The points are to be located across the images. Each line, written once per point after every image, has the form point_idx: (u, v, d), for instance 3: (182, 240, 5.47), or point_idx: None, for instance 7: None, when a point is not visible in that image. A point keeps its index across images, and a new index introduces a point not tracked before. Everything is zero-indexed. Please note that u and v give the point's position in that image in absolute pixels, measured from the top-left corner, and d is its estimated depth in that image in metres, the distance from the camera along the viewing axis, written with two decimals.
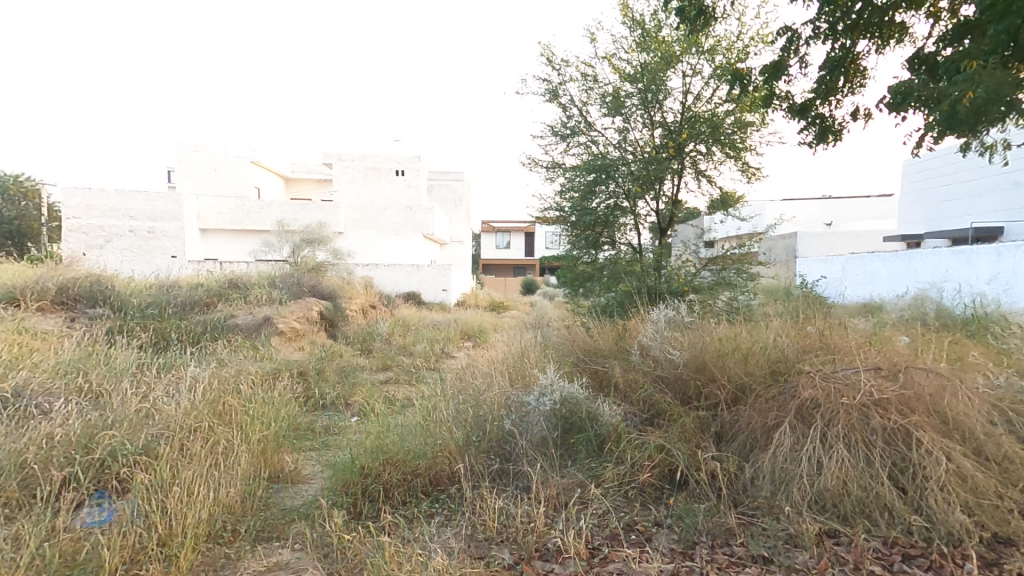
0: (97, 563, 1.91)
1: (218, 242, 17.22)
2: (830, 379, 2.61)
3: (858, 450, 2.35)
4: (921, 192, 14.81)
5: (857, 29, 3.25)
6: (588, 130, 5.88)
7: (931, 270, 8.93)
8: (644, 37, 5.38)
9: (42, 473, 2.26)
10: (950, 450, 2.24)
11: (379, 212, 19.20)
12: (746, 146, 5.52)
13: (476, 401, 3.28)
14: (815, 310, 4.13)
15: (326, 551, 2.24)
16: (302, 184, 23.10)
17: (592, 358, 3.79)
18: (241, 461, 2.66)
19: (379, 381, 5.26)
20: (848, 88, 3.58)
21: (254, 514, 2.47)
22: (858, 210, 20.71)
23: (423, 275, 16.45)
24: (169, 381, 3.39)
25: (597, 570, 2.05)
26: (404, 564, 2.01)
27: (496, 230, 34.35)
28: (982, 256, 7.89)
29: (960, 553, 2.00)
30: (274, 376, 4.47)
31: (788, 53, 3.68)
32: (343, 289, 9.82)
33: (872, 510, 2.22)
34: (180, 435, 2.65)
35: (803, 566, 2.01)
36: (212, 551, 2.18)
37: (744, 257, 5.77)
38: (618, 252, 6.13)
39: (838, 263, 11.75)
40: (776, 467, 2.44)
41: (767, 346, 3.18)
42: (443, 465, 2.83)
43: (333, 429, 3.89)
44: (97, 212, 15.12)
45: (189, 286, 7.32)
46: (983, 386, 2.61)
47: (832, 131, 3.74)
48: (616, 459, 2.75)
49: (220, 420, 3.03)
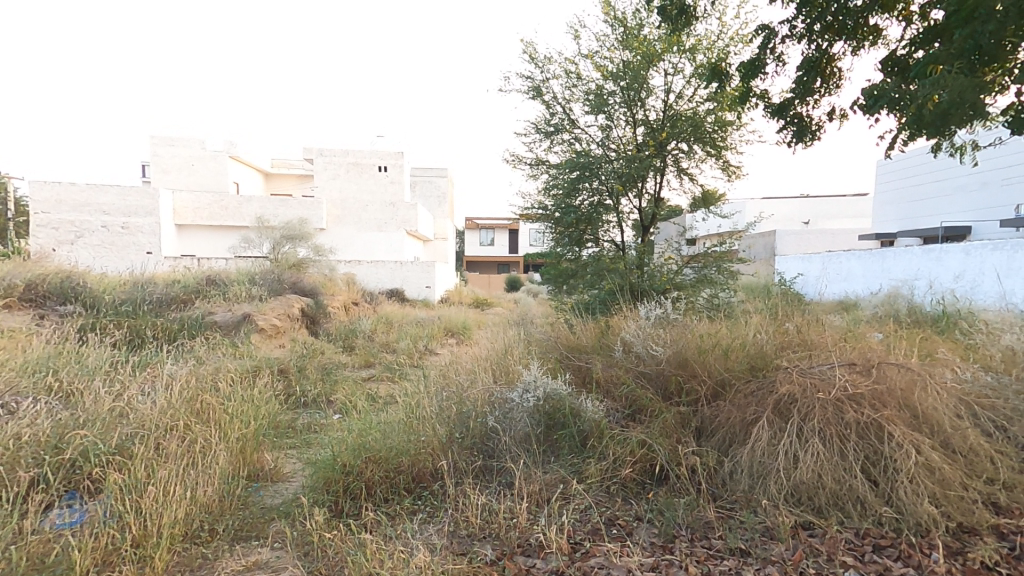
0: (68, 566, 1.88)
1: (195, 237, 16.93)
2: (806, 375, 2.66)
3: (833, 444, 2.40)
4: (895, 192, 15.09)
5: (833, 30, 3.30)
6: (572, 127, 5.89)
7: (903, 268, 9.14)
8: (626, 35, 5.40)
9: (9, 474, 2.20)
10: (920, 443, 2.30)
11: (362, 208, 19.05)
12: (726, 145, 5.57)
13: (459, 398, 3.28)
14: (793, 307, 4.21)
15: (307, 550, 2.23)
16: (283, 178, 22.83)
17: (575, 355, 3.81)
18: (219, 459, 2.62)
19: (361, 378, 5.25)
20: (825, 88, 3.63)
21: (233, 513, 2.43)
22: (836, 208, 21.07)
23: (407, 272, 16.36)
24: (145, 379, 3.33)
25: (579, 564, 2.06)
26: (385, 562, 2.01)
27: (480, 227, 34.22)
28: (951, 255, 8.09)
29: (927, 543, 2.06)
30: (254, 373, 4.42)
31: (766, 53, 3.72)
32: (325, 285, 9.72)
33: (846, 502, 2.27)
34: (156, 435, 2.60)
35: (778, 557, 2.04)
36: (189, 551, 2.16)
37: (725, 255, 5.82)
38: (601, 249, 6.17)
39: (817, 261, 11.91)
40: (754, 461, 2.48)
41: (746, 342, 3.23)
42: (426, 462, 2.83)
43: (314, 426, 3.86)
44: (68, 206, 14.68)
45: (165, 283, 7.19)
46: (951, 380, 2.68)
47: (809, 131, 3.80)
48: (598, 454, 2.78)
49: (197, 419, 2.98)
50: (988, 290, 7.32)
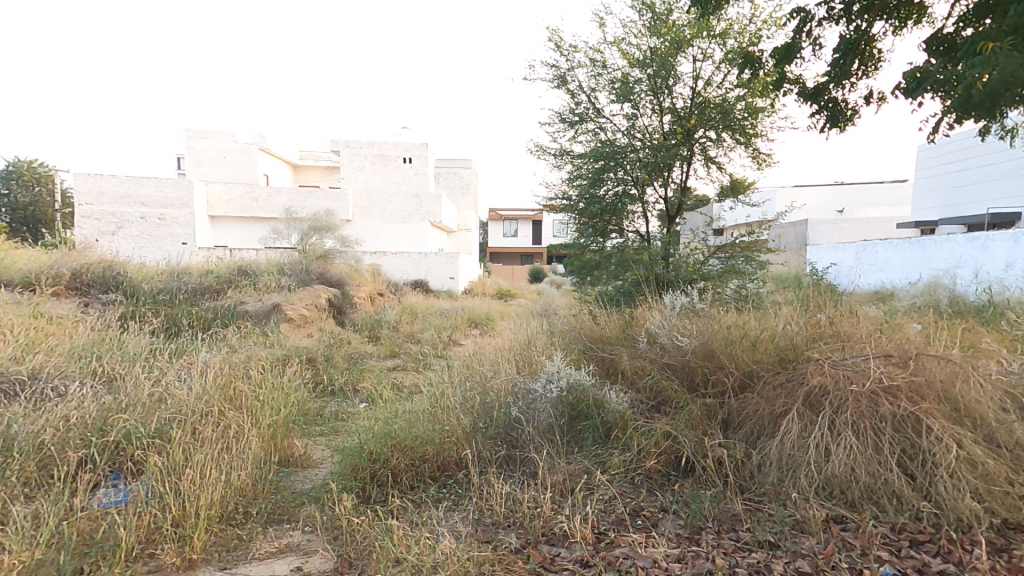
0: (114, 542, 1.95)
1: (226, 229, 17.33)
2: (839, 366, 2.59)
3: (866, 437, 2.34)
4: (936, 178, 14.55)
5: (873, 10, 3.18)
6: (597, 117, 5.82)
7: (946, 257, 8.84)
8: (654, 21, 5.29)
9: (59, 453, 2.30)
10: (960, 436, 2.23)
11: (387, 200, 19.24)
12: (756, 132, 5.44)
13: (483, 388, 3.29)
14: (825, 298, 4.10)
15: (336, 534, 2.28)
16: (310, 171, 23.13)
17: (598, 346, 3.78)
18: (251, 444, 2.68)
19: (387, 368, 5.32)
20: (862, 71, 3.51)
21: (265, 497, 2.50)
22: (870, 197, 20.48)
23: (431, 263, 16.48)
24: (181, 366, 3.43)
25: (604, 554, 2.06)
26: (413, 547, 2.04)
27: (503, 219, 34.17)
28: (999, 242, 7.78)
29: (969, 539, 2.00)
30: (284, 361, 4.52)
31: (801, 36, 3.61)
32: (351, 276, 9.86)
33: (881, 496, 2.22)
34: (193, 419, 2.68)
35: (809, 551, 2.01)
36: (225, 532, 2.22)
37: (753, 245, 5.70)
38: (626, 240, 6.13)
39: (851, 251, 11.61)
40: (783, 454, 2.45)
41: (775, 333, 3.16)
42: (451, 452, 2.86)
43: (341, 415, 3.92)
44: (109, 198, 15.16)
45: (199, 273, 7.39)
46: (996, 372, 2.58)
47: (844, 117, 3.70)
48: (622, 446, 2.77)
49: (230, 405, 3.06)
50: None
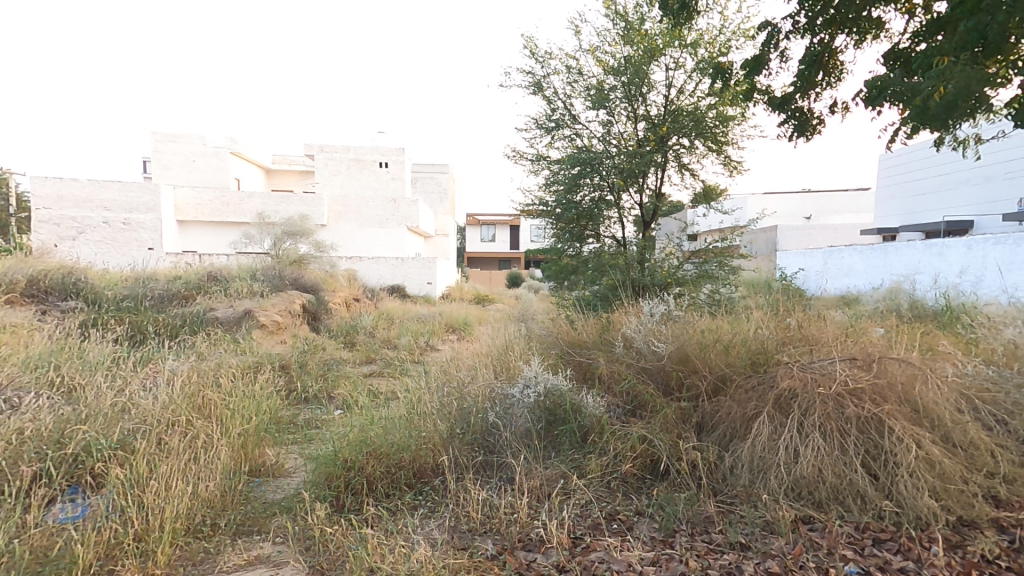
0: (70, 560, 1.89)
1: (196, 234, 16.96)
2: (807, 369, 2.65)
3: (833, 438, 2.40)
4: (897, 186, 15.03)
5: (835, 23, 3.27)
6: (572, 123, 5.88)
7: (907, 263, 9.13)
8: (627, 30, 5.37)
9: (11, 467, 2.22)
10: (920, 437, 2.30)
11: (363, 205, 19.10)
12: (727, 140, 5.54)
13: (460, 394, 3.27)
14: (794, 302, 4.19)
15: (308, 544, 2.24)
16: (284, 175, 22.80)
17: (576, 350, 3.81)
18: (221, 454, 2.62)
19: (363, 374, 5.28)
20: (827, 81, 3.62)
21: (234, 508, 2.44)
22: (837, 203, 21.07)
23: (408, 268, 16.39)
24: (146, 375, 3.34)
25: (579, 559, 2.07)
26: (387, 556, 2.02)
27: (481, 223, 34.17)
28: (953, 249, 8.05)
29: (927, 537, 2.06)
30: (256, 369, 4.44)
31: (769, 48, 3.70)
32: (326, 282, 9.74)
33: (846, 496, 2.28)
34: (158, 429, 2.62)
35: (778, 551, 2.05)
36: (191, 546, 2.17)
37: (726, 251, 5.83)
38: (602, 245, 6.19)
39: (819, 256, 11.90)
40: (754, 456, 2.49)
41: (747, 338, 3.23)
42: (428, 458, 2.84)
43: (315, 422, 3.87)
44: (69, 203, 14.69)
45: (166, 279, 7.21)
46: (952, 374, 2.66)
47: (810, 126, 3.80)
48: (599, 450, 2.79)
49: (199, 414, 3.00)
50: (991, 284, 7.33)
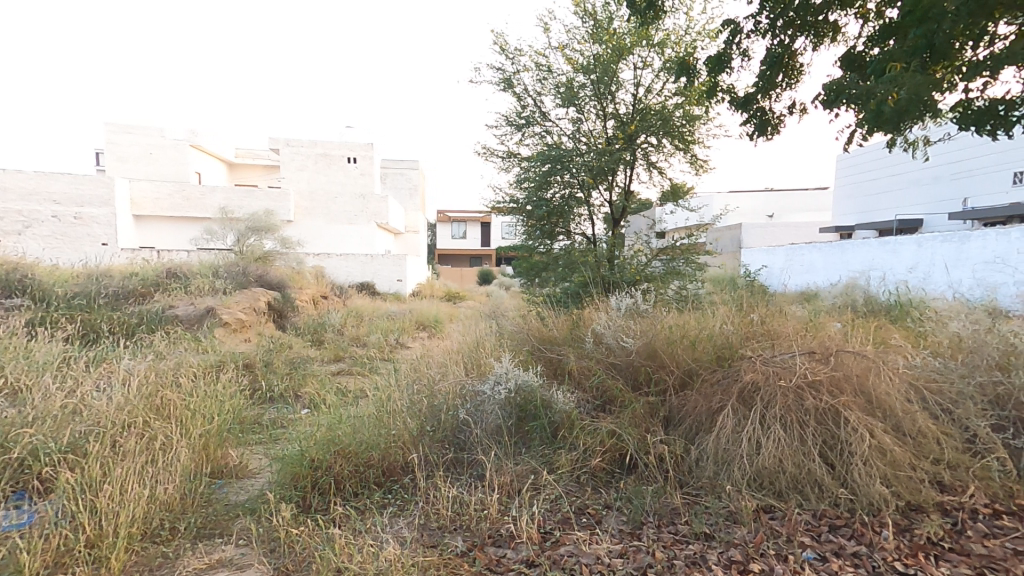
0: (15, 569, 1.80)
1: (154, 229, 16.42)
2: (769, 363, 2.73)
3: (793, 429, 2.47)
4: (853, 186, 15.58)
5: (795, 25, 3.37)
6: (543, 120, 5.89)
7: (862, 260, 9.47)
8: (596, 29, 5.42)
9: None
10: (873, 426, 2.39)
11: (331, 200, 18.75)
12: (694, 139, 5.64)
13: (430, 391, 3.25)
14: (757, 298, 4.32)
15: (273, 546, 2.20)
16: (247, 169, 22.19)
17: (547, 347, 3.83)
18: (180, 456, 2.55)
19: (331, 372, 5.19)
20: (786, 83, 3.73)
21: (195, 511, 2.38)
22: (798, 203, 21.73)
23: (378, 265, 16.19)
24: (100, 375, 3.21)
25: (549, 553, 2.09)
26: (355, 556, 1.99)
27: (452, 220, 33.99)
28: (905, 246, 8.39)
29: (878, 522, 2.15)
30: (218, 368, 4.32)
31: (732, 47, 3.78)
32: (292, 279, 9.53)
33: (804, 485, 2.36)
34: (113, 431, 2.52)
35: (740, 540, 2.11)
36: (148, 551, 2.10)
37: (692, 248, 5.94)
38: (573, 242, 6.23)
39: (781, 253, 12.26)
40: (719, 448, 2.55)
41: (713, 333, 3.31)
42: (397, 456, 2.82)
43: (281, 422, 3.79)
44: (14, 195, 13.93)
45: (121, 275, 6.93)
46: (902, 366, 2.78)
47: (771, 125, 3.90)
48: (569, 445, 2.81)
49: (157, 415, 2.90)
50: (938, 281, 7.68)
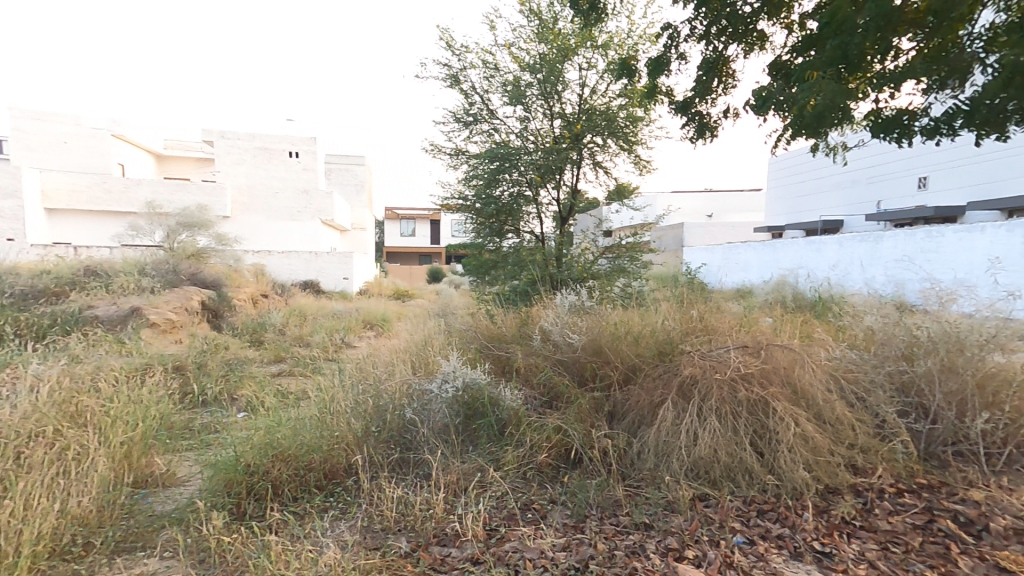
0: None
1: (69, 224, 15.37)
2: (706, 358, 2.84)
3: (727, 421, 2.57)
4: (784, 188, 16.39)
5: (727, 33, 3.51)
6: (490, 118, 5.89)
7: (791, 258, 9.98)
8: (542, 28, 5.46)
9: None
10: (798, 415, 2.52)
11: (272, 196, 18.08)
12: (637, 140, 5.78)
13: (375, 391, 3.18)
14: (697, 295, 4.47)
15: (201, 557, 2.10)
16: (179, 162, 21.04)
17: (494, 345, 3.83)
18: (97, 466, 2.38)
19: (271, 373, 5.01)
20: (721, 88, 3.87)
21: (114, 524, 2.24)
22: (736, 203, 22.66)
23: (322, 263, 15.76)
24: (3, 382, 2.96)
25: (493, 550, 2.08)
26: (291, 562, 1.92)
27: (402, 218, 33.48)
28: (829, 246, 8.89)
29: (800, 505, 2.27)
30: (144, 371, 4.08)
31: (670, 51, 3.89)
32: (229, 278, 9.12)
33: (736, 473, 2.46)
34: (18, 442, 2.33)
35: (677, 528, 2.17)
36: (56, 569, 1.95)
37: (637, 246, 6.08)
38: (522, 240, 6.26)
39: (720, 252, 12.77)
40: (659, 441, 2.62)
41: (655, 329, 3.39)
42: (340, 458, 2.74)
43: (214, 426, 3.61)
44: None
45: (33, 274, 6.43)
46: (824, 358, 2.95)
47: (709, 128, 4.05)
48: (516, 442, 2.82)
49: (73, 423, 2.71)
50: (856, 278, 8.19)
